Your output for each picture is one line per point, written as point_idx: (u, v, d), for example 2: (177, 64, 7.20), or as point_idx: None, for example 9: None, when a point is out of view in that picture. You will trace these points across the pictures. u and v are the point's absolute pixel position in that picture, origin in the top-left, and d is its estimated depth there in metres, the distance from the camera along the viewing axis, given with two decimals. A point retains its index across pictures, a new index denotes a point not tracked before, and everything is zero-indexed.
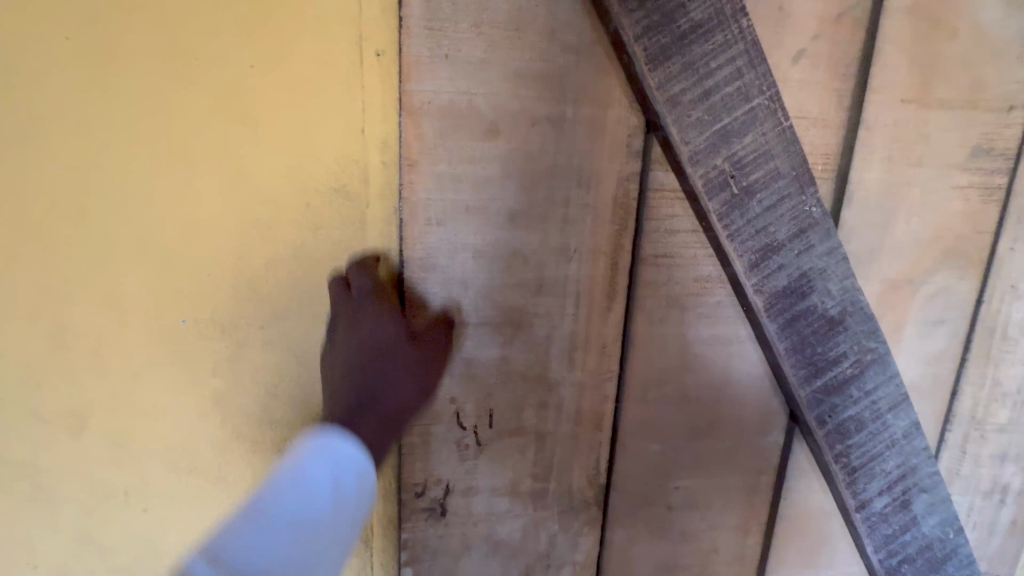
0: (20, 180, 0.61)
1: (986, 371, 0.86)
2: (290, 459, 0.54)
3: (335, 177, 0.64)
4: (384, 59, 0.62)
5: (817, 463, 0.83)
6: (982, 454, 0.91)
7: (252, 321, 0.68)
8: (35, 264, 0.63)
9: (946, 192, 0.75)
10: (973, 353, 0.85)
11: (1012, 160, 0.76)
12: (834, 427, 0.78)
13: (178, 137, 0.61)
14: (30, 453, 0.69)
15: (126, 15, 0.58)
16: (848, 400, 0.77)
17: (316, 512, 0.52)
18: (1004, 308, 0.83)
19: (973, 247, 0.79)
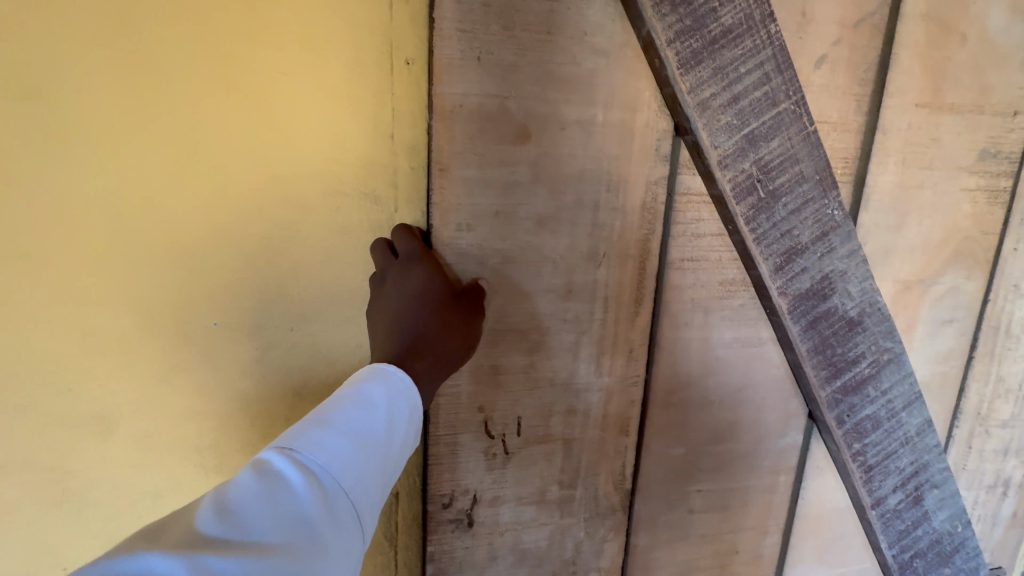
0: (55, 182, 0.61)
1: (991, 368, 0.89)
2: (355, 389, 0.54)
3: (365, 183, 0.65)
4: (413, 68, 0.63)
5: (833, 462, 0.84)
6: (986, 449, 0.93)
7: (282, 323, 0.69)
8: (69, 266, 0.64)
9: (958, 194, 0.77)
10: (979, 351, 0.87)
11: (1017, 163, 0.78)
12: (853, 426, 0.79)
13: (213, 142, 0.62)
14: (65, 455, 0.70)
15: (166, 23, 0.59)
16: (865, 399, 0.78)
17: (375, 432, 0.51)
18: (1008, 307, 0.86)
19: (980, 248, 0.81)
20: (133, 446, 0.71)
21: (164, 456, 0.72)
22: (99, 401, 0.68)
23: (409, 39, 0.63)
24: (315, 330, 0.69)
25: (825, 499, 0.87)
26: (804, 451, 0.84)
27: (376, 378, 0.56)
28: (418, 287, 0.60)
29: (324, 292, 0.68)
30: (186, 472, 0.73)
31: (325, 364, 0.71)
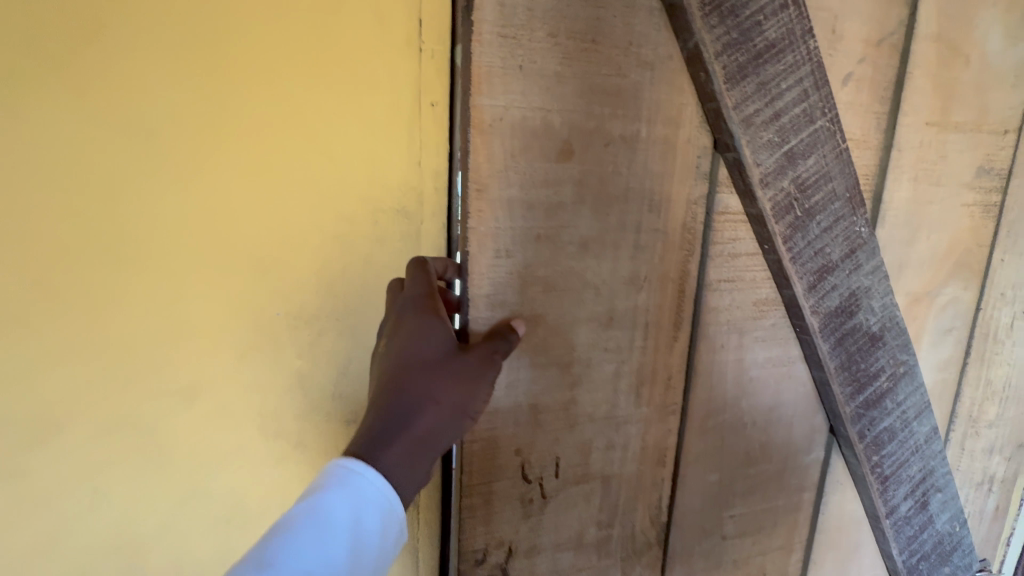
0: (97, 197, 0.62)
1: (981, 372, 0.93)
2: (314, 501, 0.50)
3: (395, 203, 0.69)
4: (438, 107, 0.67)
5: (850, 474, 0.84)
6: (976, 448, 0.98)
7: (314, 334, 0.71)
8: (110, 279, 0.65)
9: (958, 209, 0.80)
10: (972, 356, 0.91)
11: (1005, 178, 0.82)
12: (872, 439, 0.79)
13: (250, 164, 0.64)
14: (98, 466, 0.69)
15: (205, 51, 0.61)
16: (883, 411, 0.79)
17: (335, 558, 0.49)
18: (995, 313, 0.90)
19: (975, 260, 0.85)
20: (161, 470, 0.71)
21: (195, 480, 0.72)
22: (124, 425, 0.68)
23: (438, 65, 0.65)
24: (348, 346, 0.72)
25: (842, 511, 0.87)
26: (824, 465, 0.83)
27: (337, 488, 0.50)
28: (410, 338, 0.52)
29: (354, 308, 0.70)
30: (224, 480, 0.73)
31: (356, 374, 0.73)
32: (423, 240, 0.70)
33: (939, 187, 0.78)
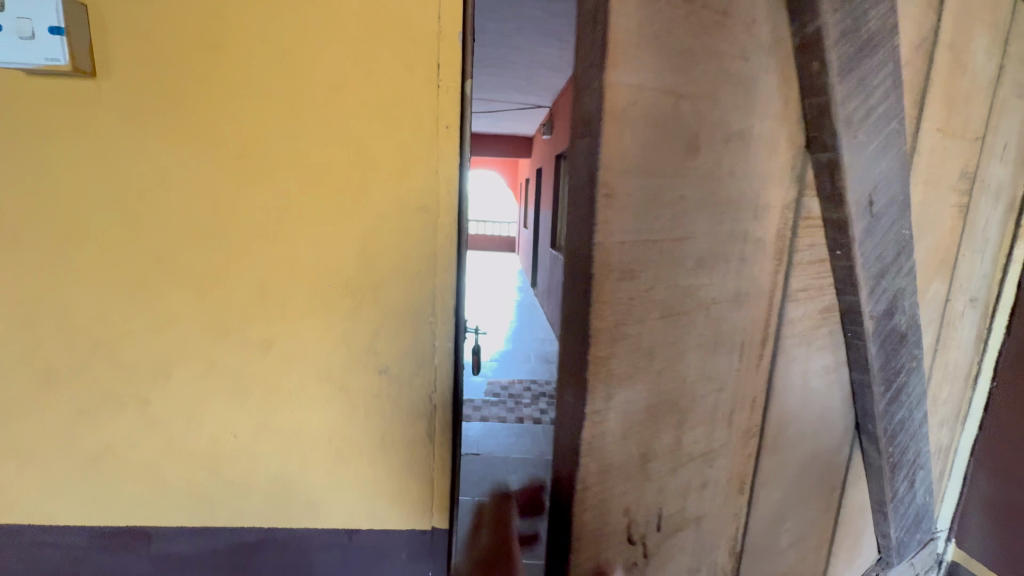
0: (170, 197, 0.78)
1: (943, 355, 1.03)
2: None
3: (415, 202, 0.80)
4: (451, 132, 0.78)
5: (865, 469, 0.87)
6: (935, 423, 1.09)
7: (344, 313, 0.82)
8: (179, 264, 0.80)
9: (946, 208, 0.86)
10: (941, 341, 1.00)
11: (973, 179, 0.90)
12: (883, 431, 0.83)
13: (293, 173, 0.78)
14: (169, 417, 0.84)
15: (261, 86, 0.76)
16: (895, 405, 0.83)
17: None
18: (955, 301, 1.00)
19: (950, 254, 0.92)
20: (219, 440, 0.85)
21: (248, 449, 0.86)
22: (194, 398, 0.84)
23: (452, 98, 0.77)
24: (381, 334, 0.83)
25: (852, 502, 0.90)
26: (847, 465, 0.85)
27: None
28: None
29: (385, 299, 0.82)
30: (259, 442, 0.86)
31: (385, 346, 0.83)
32: (438, 233, 0.80)
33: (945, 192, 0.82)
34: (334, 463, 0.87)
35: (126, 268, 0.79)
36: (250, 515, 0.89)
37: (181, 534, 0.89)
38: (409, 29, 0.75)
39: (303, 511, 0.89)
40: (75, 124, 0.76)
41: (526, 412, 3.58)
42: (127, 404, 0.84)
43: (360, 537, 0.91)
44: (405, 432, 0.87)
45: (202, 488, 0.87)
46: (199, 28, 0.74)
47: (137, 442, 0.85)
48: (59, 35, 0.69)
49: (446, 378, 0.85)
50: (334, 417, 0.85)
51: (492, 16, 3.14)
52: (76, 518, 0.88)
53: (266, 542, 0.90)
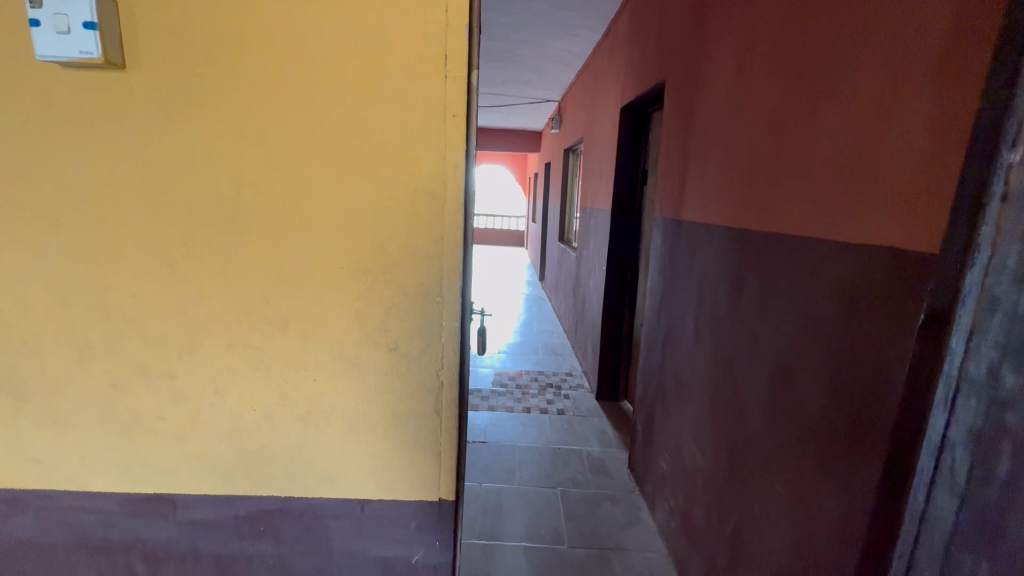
0: (194, 181, 0.83)
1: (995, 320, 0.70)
2: None
3: (423, 187, 0.83)
4: (457, 120, 0.81)
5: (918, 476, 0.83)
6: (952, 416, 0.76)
7: (356, 290, 0.87)
8: (202, 244, 0.85)
9: None
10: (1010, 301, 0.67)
11: None
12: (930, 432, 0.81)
13: (309, 156, 0.82)
14: (193, 389, 0.90)
15: (278, 76, 0.80)
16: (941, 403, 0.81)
17: None
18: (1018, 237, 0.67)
19: None
20: (241, 412, 0.91)
21: (267, 421, 0.92)
22: (217, 372, 0.89)
23: (458, 87, 0.80)
24: (392, 314, 0.88)
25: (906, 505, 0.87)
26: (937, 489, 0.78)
27: None
28: None
29: (396, 280, 0.86)
30: (277, 413, 0.91)
31: (394, 323, 0.88)
32: (446, 217, 0.84)
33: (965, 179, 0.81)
34: (347, 433, 0.92)
35: (153, 248, 0.84)
36: (270, 484, 0.95)
37: (206, 501, 0.95)
38: (418, 21, 0.78)
39: (319, 481, 0.94)
40: (105, 112, 0.81)
41: (533, 403, 3.63)
42: (155, 377, 0.89)
43: (371, 508, 0.96)
44: (414, 407, 0.91)
45: (226, 457, 0.93)
46: (220, 21, 0.78)
47: (165, 413, 0.91)
48: (93, 30, 0.74)
49: (452, 356, 0.89)
50: (348, 391, 0.90)
51: (503, 11, 3.15)
52: (108, 484, 0.94)
53: (284, 510, 0.96)
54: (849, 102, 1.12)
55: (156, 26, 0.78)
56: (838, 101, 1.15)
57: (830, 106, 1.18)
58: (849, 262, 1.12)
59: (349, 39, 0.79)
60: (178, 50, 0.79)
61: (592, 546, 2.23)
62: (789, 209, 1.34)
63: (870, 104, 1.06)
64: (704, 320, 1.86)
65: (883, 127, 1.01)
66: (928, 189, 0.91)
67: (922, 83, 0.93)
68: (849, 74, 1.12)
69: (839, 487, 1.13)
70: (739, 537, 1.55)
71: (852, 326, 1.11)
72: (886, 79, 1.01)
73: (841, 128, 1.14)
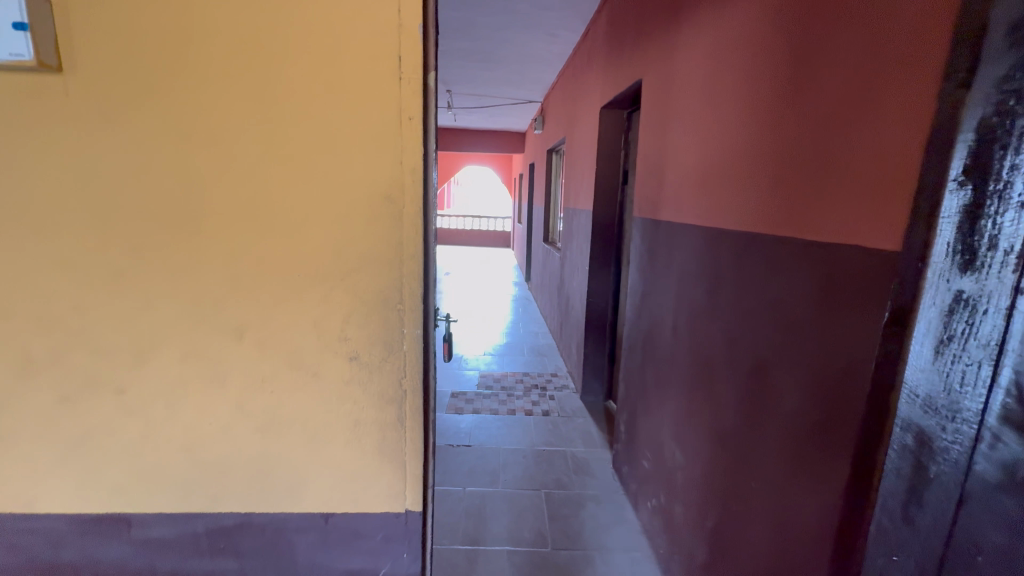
0: (139, 187, 0.80)
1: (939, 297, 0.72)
2: None
3: (380, 191, 0.81)
4: (414, 122, 0.79)
5: (895, 480, 0.77)
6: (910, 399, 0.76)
7: (313, 299, 0.84)
8: (150, 253, 0.81)
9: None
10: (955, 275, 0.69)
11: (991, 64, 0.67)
12: (920, 439, 0.73)
13: (262, 161, 0.80)
14: (144, 403, 0.86)
15: (226, 79, 0.77)
16: (927, 403, 0.72)
17: None
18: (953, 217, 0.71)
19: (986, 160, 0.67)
20: (199, 424, 0.88)
21: (224, 435, 0.89)
22: (171, 384, 0.86)
23: (414, 88, 0.79)
24: (352, 322, 0.85)
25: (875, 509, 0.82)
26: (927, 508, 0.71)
27: None
28: None
29: (355, 287, 0.84)
30: (236, 426, 0.88)
31: (354, 331, 0.86)
32: (405, 220, 0.82)
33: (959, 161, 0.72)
34: (308, 445, 0.90)
35: (97, 258, 0.81)
36: (230, 499, 0.92)
37: (163, 518, 0.92)
38: (372, 20, 0.76)
39: (282, 494, 0.92)
40: (41, 116, 0.77)
41: (518, 405, 3.61)
42: (105, 391, 0.86)
43: (335, 521, 0.93)
44: (377, 417, 0.89)
45: (182, 473, 0.90)
46: (164, 20, 0.75)
47: (116, 428, 0.87)
48: (23, 31, 0.71)
49: (415, 364, 0.88)
50: (309, 401, 0.88)
51: (481, 11, 3.12)
52: (57, 503, 0.90)
53: (245, 525, 0.93)
54: (816, 102, 1.13)
55: (94, 25, 0.75)
56: (808, 103, 1.15)
57: (800, 106, 1.19)
58: (818, 263, 1.13)
59: (299, 39, 0.76)
60: (117, 52, 0.76)
61: (575, 548, 2.22)
62: (761, 210, 1.34)
63: (835, 104, 1.07)
64: (682, 320, 1.86)
65: (849, 127, 1.03)
66: (891, 192, 0.92)
67: (884, 83, 0.94)
68: (816, 74, 1.13)
69: (814, 484, 1.13)
70: (718, 535, 1.55)
71: (821, 324, 1.12)
72: (850, 81, 1.03)
73: (810, 131, 1.14)
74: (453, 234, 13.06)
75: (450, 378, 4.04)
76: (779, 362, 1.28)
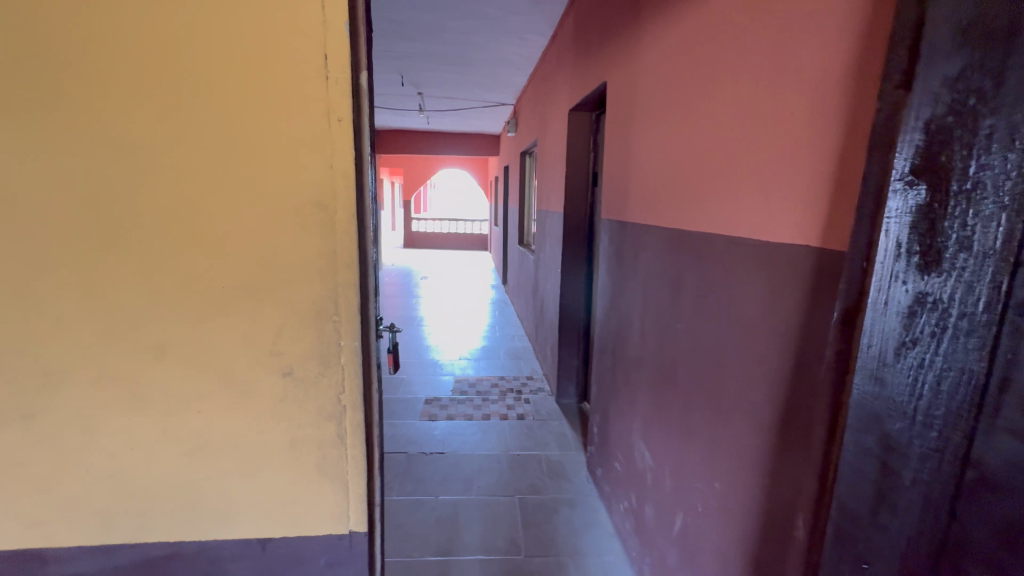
0: (52, 200, 0.76)
1: (894, 294, 0.63)
2: None
3: (312, 198, 0.82)
4: (344, 124, 0.81)
5: (855, 501, 0.68)
6: (870, 410, 0.66)
7: (244, 310, 0.83)
8: (64, 268, 0.78)
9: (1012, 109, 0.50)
10: (915, 272, 0.60)
11: (941, 62, 0.57)
12: (883, 456, 0.64)
13: (190, 171, 0.79)
14: (58, 428, 0.81)
15: (148, 88, 0.76)
16: (890, 402, 0.63)
17: None
18: (903, 207, 0.62)
19: (948, 167, 0.56)
20: (119, 451, 0.84)
21: (151, 457, 0.85)
22: (87, 409, 0.82)
23: (342, 90, 0.80)
24: (283, 337, 0.85)
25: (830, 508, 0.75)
26: (892, 516, 0.63)
27: None
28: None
29: (286, 299, 0.84)
30: (165, 446, 0.85)
31: (287, 343, 0.85)
32: (338, 227, 0.83)
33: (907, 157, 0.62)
34: (242, 462, 0.88)
35: (5, 274, 0.77)
36: (159, 527, 0.88)
37: (81, 553, 0.86)
38: (296, 23, 0.77)
39: (213, 520, 0.89)
40: None
41: (493, 410, 3.57)
42: (10, 419, 0.80)
43: (273, 545, 0.91)
44: (315, 435, 0.88)
45: (103, 502, 0.85)
46: (78, 29, 0.74)
47: (28, 456, 0.82)
48: None
49: (354, 378, 0.87)
50: (243, 418, 0.86)
51: (447, 14, 3.08)
52: None
53: (175, 555, 0.89)
54: (751, 101, 1.20)
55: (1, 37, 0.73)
56: (747, 104, 1.21)
57: (737, 105, 1.25)
58: (764, 260, 1.16)
59: (222, 53, 0.77)
60: (27, 61, 0.74)
61: (548, 554, 2.19)
62: (708, 206, 1.40)
63: (768, 104, 1.13)
64: (648, 322, 1.85)
65: (779, 125, 1.09)
66: (822, 191, 0.98)
67: (813, 86, 0.99)
68: (750, 75, 1.20)
69: (770, 477, 1.16)
70: (685, 537, 1.55)
71: (775, 324, 1.13)
72: (779, 82, 1.09)
73: (750, 131, 1.20)
74: (429, 237, 12.93)
75: (424, 385, 3.96)
76: (732, 362, 1.30)
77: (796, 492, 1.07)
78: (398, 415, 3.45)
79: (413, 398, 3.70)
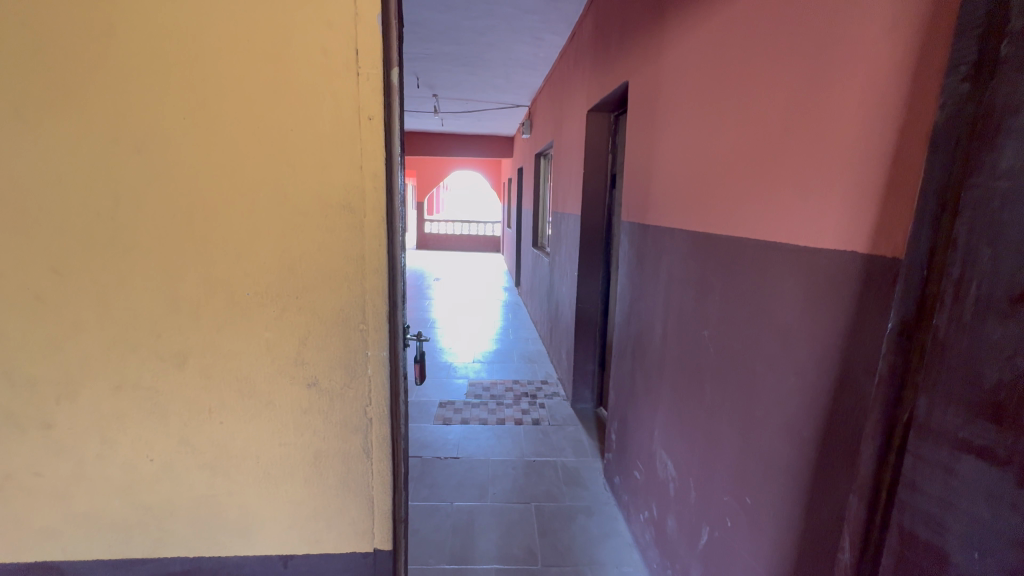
0: (94, 204, 0.81)
1: (980, 298, 0.59)
2: None
3: (340, 200, 0.84)
4: (374, 122, 0.82)
5: (926, 511, 0.64)
6: (947, 419, 0.62)
7: (269, 312, 0.87)
8: (106, 268, 0.83)
9: None
10: (1009, 275, 0.56)
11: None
12: (965, 467, 0.60)
13: (222, 174, 0.82)
14: (102, 418, 0.87)
15: (184, 96, 0.80)
16: (972, 411, 0.59)
17: None
18: (997, 208, 0.57)
19: None
20: (136, 461, 0.90)
21: (181, 454, 0.90)
22: (102, 418, 0.87)
23: (373, 85, 0.81)
24: (308, 345, 0.88)
25: (891, 524, 0.70)
26: (987, 541, 0.58)
27: None
28: None
29: (311, 305, 0.87)
30: (195, 441, 0.90)
31: (313, 350, 0.89)
32: (366, 231, 0.85)
33: (1003, 155, 0.57)
34: (268, 465, 0.93)
35: (52, 274, 0.82)
36: (176, 542, 0.94)
37: (97, 565, 0.93)
38: (328, 24, 0.79)
39: (234, 537, 0.95)
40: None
41: (507, 414, 3.52)
42: (30, 427, 0.87)
43: (294, 563, 0.97)
44: (340, 447, 0.93)
45: (118, 513, 0.91)
46: (120, 39, 0.77)
47: (73, 444, 0.88)
48: None
49: (379, 389, 0.91)
50: (269, 421, 0.91)
51: (465, 14, 3.05)
52: (16, 521, 0.90)
53: (193, 571, 0.96)
54: (780, 95, 1.17)
55: (29, 62, 0.78)
56: (773, 98, 1.19)
57: (765, 99, 1.23)
58: (791, 261, 1.14)
59: (243, 64, 0.79)
60: (69, 71, 0.78)
61: (565, 564, 2.13)
62: (732, 202, 1.38)
63: (795, 99, 1.11)
64: (671, 326, 1.79)
65: (806, 121, 1.08)
66: (853, 192, 0.95)
67: (843, 84, 0.98)
68: (778, 69, 1.18)
69: (800, 488, 1.12)
70: (711, 551, 1.48)
71: (814, 332, 1.07)
72: (807, 77, 1.08)
73: (776, 127, 1.18)
74: (441, 239, 12.93)
75: (437, 388, 3.91)
76: (755, 374, 1.28)
77: (825, 507, 1.05)
78: (413, 417, 3.41)
79: (428, 401, 3.67)
